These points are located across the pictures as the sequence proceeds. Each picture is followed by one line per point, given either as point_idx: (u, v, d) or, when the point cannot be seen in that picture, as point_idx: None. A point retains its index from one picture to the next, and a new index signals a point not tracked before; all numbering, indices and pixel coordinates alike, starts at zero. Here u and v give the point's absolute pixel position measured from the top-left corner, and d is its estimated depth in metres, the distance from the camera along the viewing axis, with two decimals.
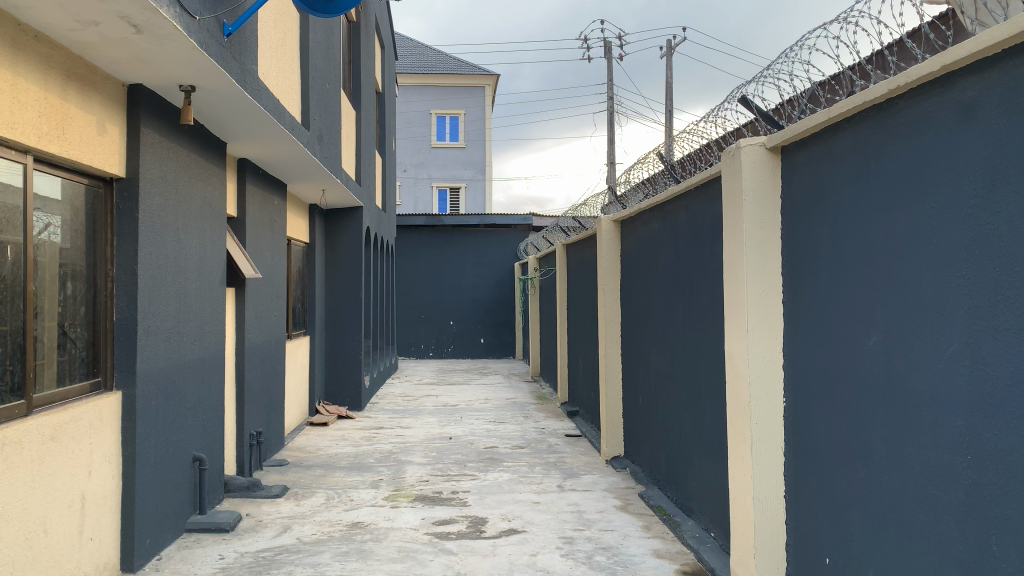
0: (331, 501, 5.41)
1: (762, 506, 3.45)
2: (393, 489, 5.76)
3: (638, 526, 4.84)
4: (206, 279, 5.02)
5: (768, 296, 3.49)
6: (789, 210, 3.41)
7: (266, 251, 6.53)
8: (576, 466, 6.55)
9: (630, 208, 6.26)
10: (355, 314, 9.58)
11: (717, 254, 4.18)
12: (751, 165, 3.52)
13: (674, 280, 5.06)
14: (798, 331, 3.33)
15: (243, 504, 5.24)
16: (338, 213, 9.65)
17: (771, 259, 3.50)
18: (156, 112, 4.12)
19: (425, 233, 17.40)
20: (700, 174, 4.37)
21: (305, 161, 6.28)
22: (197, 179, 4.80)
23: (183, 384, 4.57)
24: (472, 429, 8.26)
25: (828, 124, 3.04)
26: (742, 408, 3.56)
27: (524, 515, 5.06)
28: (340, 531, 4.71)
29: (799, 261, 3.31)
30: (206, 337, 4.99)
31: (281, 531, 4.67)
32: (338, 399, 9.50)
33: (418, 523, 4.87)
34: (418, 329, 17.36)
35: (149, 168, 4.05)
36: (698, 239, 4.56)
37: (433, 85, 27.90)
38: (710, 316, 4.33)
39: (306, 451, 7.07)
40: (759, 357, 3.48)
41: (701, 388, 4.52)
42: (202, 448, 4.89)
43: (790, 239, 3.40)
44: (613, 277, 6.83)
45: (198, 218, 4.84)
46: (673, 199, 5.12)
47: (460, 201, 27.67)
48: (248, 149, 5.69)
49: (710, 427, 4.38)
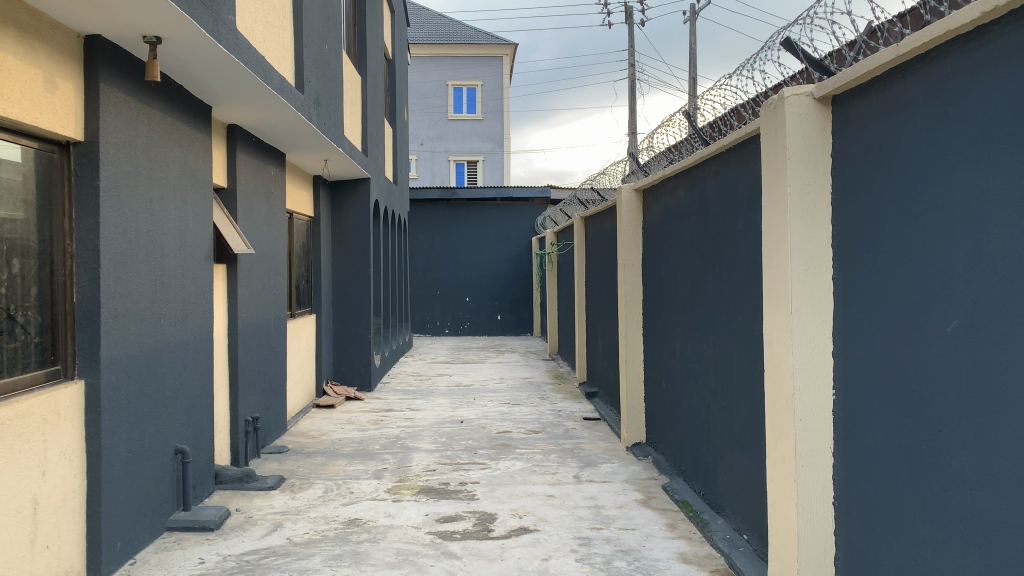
0: (328, 494, 5.01)
1: (806, 515, 2.98)
2: (396, 479, 5.35)
3: (662, 525, 4.40)
4: (189, 254, 4.61)
5: (817, 272, 2.99)
6: (842, 169, 2.90)
7: (261, 225, 6.10)
8: (594, 453, 6.11)
9: (652, 175, 5.76)
10: (364, 291, 9.15)
11: (753, 225, 3.69)
12: (797, 118, 3.00)
13: (703, 255, 4.57)
14: (852, 315, 2.85)
15: (234, 498, 4.87)
16: (345, 186, 9.19)
17: (820, 226, 2.99)
18: (118, 67, 3.68)
19: (440, 207, 16.91)
20: (734, 134, 3.87)
21: (300, 127, 5.82)
22: (173, 145, 4.37)
23: (161, 370, 4.18)
24: (485, 412, 7.85)
25: (895, 64, 2.52)
26: (784, 401, 3.07)
27: (537, 511, 4.64)
28: (334, 530, 4.31)
29: (856, 232, 2.81)
30: (190, 317, 4.59)
31: (271, 530, 4.30)
32: (346, 379, 9.13)
33: (421, 520, 4.46)
34: (434, 305, 16.99)
35: (112, 131, 3.62)
36: (731, 207, 4.06)
37: (449, 56, 27.29)
38: (744, 295, 3.85)
39: (308, 437, 6.68)
40: (805, 344, 2.99)
41: (734, 374, 4.06)
42: (185, 440, 4.51)
43: (843, 205, 2.90)
44: (634, 251, 6.33)
45: (176, 187, 4.42)
46: (701, 162, 4.61)
47: (477, 174, 27.12)
48: (237, 113, 5.25)
49: (743, 418, 3.92)
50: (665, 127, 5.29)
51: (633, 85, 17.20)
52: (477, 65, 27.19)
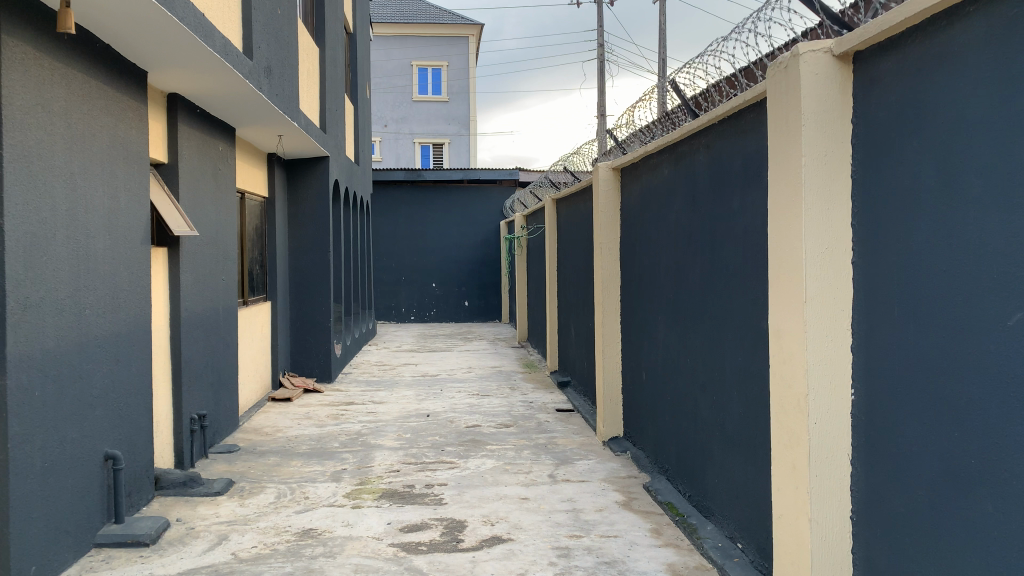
0: (281, 500, 4.57)
1: (822, 530, 2.62)
2: (356, 482, 4.91)
3: (646, 531, 4.04)
4: (121, 236, 4.11)
5: (835, 254, 2.62)
6: (864, 136, 2.52)
7: (207, 204, 5.59)
8: (569, 449, 5.73)
9: (632, 152, 5.36)
10: (324, 277, 8.67)
11: (753, 203, 3.32)
12: (813, 77, 2.61)
13: (691, 237, 4.20)
14: (878, 304, 2.47)
15: (176, 506, 4.41)
16: (301, 165, 8.66)
17: (838, 202, 2.61)
18: (24, 18, 3.15)
19: (405, 190, 16.38)
20: (731, 102, 3.48)
21: (249, 97, 5.32)
22: (100, 112, 3.86)
23: (88, 368, 3.70)
24: (452, 404, 7.43)
25: (941, 9, 2.13)
26: (795, 402, 2.71)
27: (510, 517, 4.25)
28: (286, 543, 3.88)
29: (884, 208, 2.43)
30: (122, 308, 4.09)
31: (214, 544, 3.85)
32: (305, 369, 8.67)
33: (383, 530, 4.04)
34: (399, 291, 16.49)
35: (18, 93, 3.13)
36: (724, 184, 3.69)
37: (414, 36, 26.61)
38: (741, 280, 3.48)
39: (261, 435, 6.20)
40: (820, 338, 2.62)
41: (727, 366, 3.70)
42: (118, 445, 4.03)
43: (866, 177, 2.52)
44: (612, 234, 5.93)
45: (105, 159, 3.92)
46: (690, 137, 4.22)
47: (443, 156, 26.53)
48: (178, 80, 4.74)
49: (737, 415, 3.58)
50: (648, 99, 4.90)
51: (603, 66, 16.76)
52: (443, 44, 26.56)
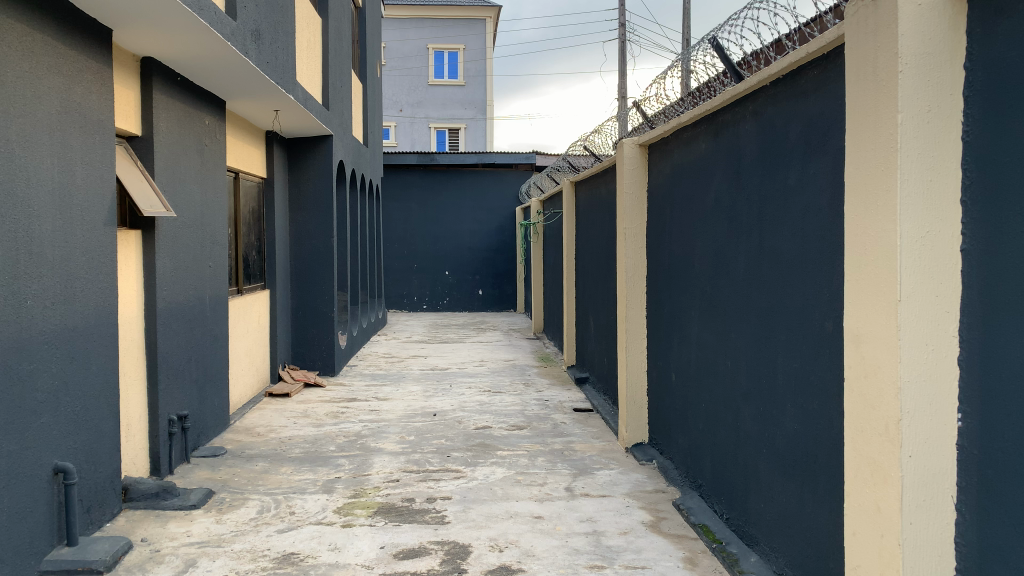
0: (264, 515, 4.05)
1: None
2: (350, 494, 4.38)
3: (679, 561, 3.49)
4: (79, 216, 3.59)
5: (939, 240, 2.02)
6: (983, 86, 1.93)
7: (190, 182, 5.06)
8: (588, 457, 5.17)
9: (663, 126, 4.76)
10: (327, 264, 8.14)
11: (818, 178, 2.73)
12: (913, 10, 2.01)
13: (733, 221, 3.61)
14: (1000, 306, 1.88)
15: (144, 521, 3.91)
16: (303, 144, 8.12)
17: (943, 173, 2.01)
18: None
19: (417, 174, 15.82)
20: (789, 58, 2.89)
21: (235, 64, 4.78)
22: (48, 72, 3.33)
23: (32, 368, 3.19)
24: (462, 402, 6.89)
25: None
26: (882, 428, 2.13)
27: (522, 541, 3.70)
28: (261, 571, 3.36)
29: (1009, 178, 1.84)
30: (78, 299, 3.57)
31: (178, 571, 3.34)
32: (307, 362, 8.15)
33: (374, 556, 3.51)
34: (411, 279, 15.97)
35: None
36: (778, 156, 3.10)
37: (429, 17, 25.97)
38: (799, 270, 2.90)
39: (252, 435, 5.70)
40: (918, 347, 2.04)
41: (779, 372, 3.13)
42: (71, 456, 3.51)
43: (985, 139, 1.92)
44: (638, 218, 5.33)
45: (56, 126, 3.40)
46: (734, 104, 3.62)
47: (459, 141, 25.88)
48: (151, 41, 4.21)
49: (792, 431, 3.01)
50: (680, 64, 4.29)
51: (625, 46, 16.10)
52: (459, 27, 25.94)
